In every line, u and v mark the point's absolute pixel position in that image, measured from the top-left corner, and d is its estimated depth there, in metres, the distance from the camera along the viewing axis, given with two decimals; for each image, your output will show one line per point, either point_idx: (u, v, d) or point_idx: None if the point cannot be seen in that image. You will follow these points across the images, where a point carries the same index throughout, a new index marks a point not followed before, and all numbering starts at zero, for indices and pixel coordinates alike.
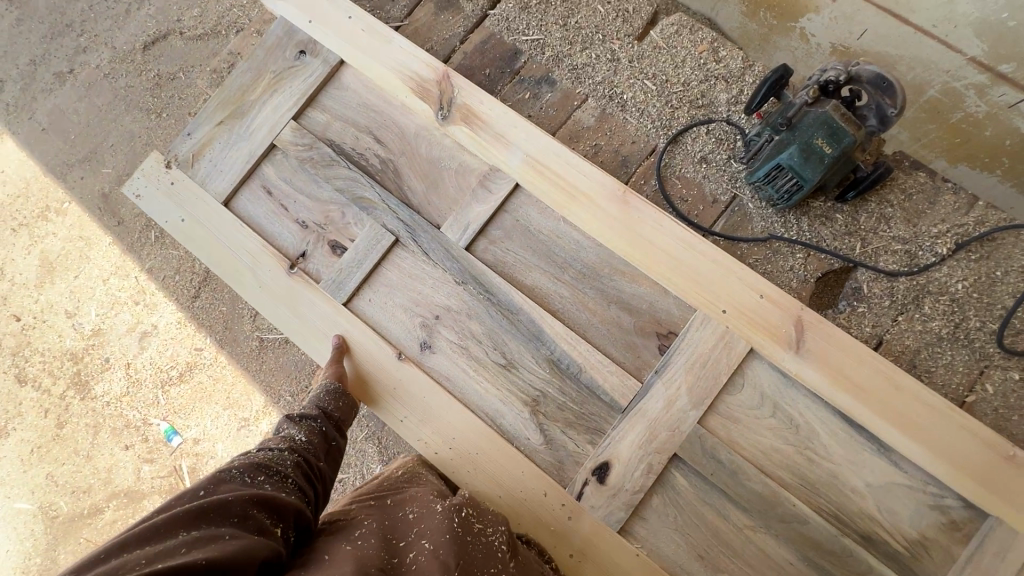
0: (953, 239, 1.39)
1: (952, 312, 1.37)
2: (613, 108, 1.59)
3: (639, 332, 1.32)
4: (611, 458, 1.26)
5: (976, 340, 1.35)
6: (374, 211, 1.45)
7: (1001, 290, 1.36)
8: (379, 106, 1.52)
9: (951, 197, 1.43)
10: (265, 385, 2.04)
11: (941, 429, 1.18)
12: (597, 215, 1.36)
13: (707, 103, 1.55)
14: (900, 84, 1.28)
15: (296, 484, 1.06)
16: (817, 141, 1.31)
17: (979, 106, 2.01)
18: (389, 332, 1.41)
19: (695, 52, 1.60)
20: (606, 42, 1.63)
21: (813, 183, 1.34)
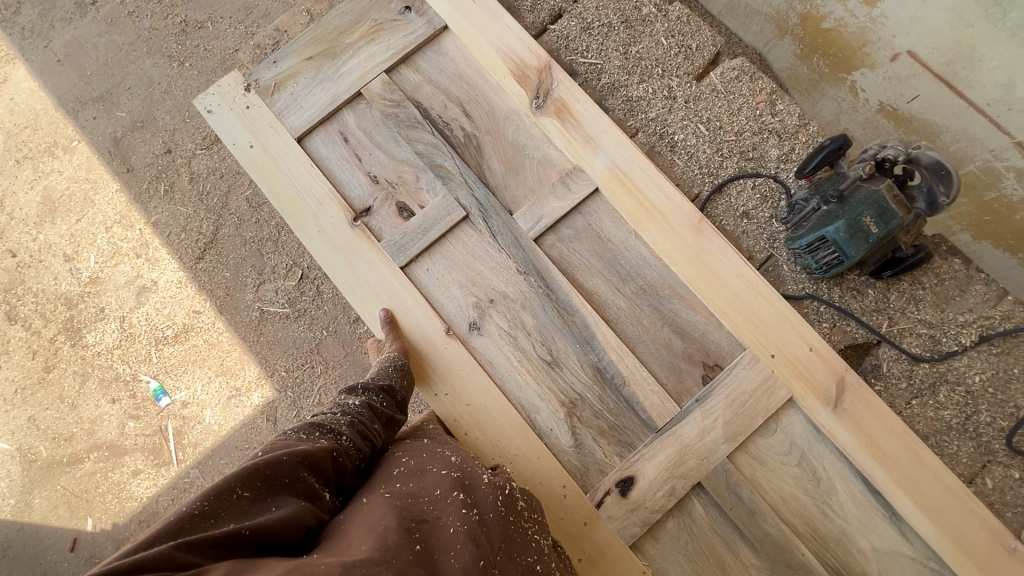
0: (978, 331, 1.40)
1: (965, 404, 1.38)
2: (662, 147, 1.54)
3: (686, 358, 1.34)
4: (637, 474, 1.28)
5: (984, 434, 1.37)
6: (450, 182, 1.44)
7: (1017, 388, 1.37)
8: (474, 81, 1.52)
9: (982, 288, 1.43)
10: (260, 357, 2.11)
11: (952, 509, 1.23)
12: (670, 237, 1.37)
13: (758, 156, 1.52)
14: (957, 174, 1.26)
15: (350, 445, 1.10)
16: (865, 219, 1.27)
17: (1016, 189, 2.11)
18: (441, 307, 1.40)
19: (752, 102, 1.56)
20: (664, 77, 1.58)
21: (854, 260, 1.31)
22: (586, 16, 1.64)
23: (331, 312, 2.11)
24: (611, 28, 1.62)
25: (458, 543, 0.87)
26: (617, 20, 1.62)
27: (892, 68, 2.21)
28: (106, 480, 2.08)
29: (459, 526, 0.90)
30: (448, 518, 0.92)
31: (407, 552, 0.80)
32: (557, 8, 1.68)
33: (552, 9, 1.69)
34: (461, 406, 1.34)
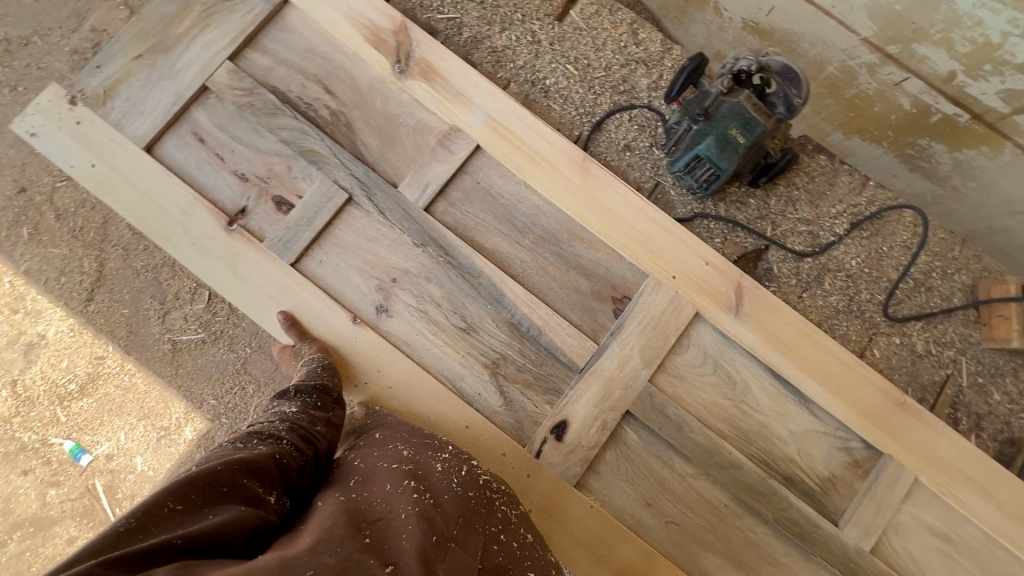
0: (849, 219, 1.51)
1: (848, 287, 1.48)
2: (536, 94, 1.52)
3: (595, 296, 1.37)
4: (568, 416, 1.31)
5: (867, 310, 1.48)
6: (324, 165, 1.35)
7: (887, 263, 1.50)
8: (329, 55, 1.42)
9: (847, 178, 1.54)
10: (185, 391, 1.95)
11: (850, 380, 1.34)
12: (558, 180, 1.37)
13: (629, 88, 1.53)
14: (805, 75, 1.32)
15: (291, 446, 1.04)
16: (732, 132, 1.31)
17: (870, 84, 2.01)
18: (342, 295, 1.34)
19: (615, 35, 1.56)
20: (526, 23, 1.55)
21: (728, 172, 1.35)
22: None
23: (251, 327, 1.97)
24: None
25: (410, 525, 0.84)
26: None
27: None
28: (39, 557, 1.90)
29: (409, 510, 0.87)
30: (398, 507, 0.89)
31: (352, 549, 0.78)
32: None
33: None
34: (384, 390, 1.31)
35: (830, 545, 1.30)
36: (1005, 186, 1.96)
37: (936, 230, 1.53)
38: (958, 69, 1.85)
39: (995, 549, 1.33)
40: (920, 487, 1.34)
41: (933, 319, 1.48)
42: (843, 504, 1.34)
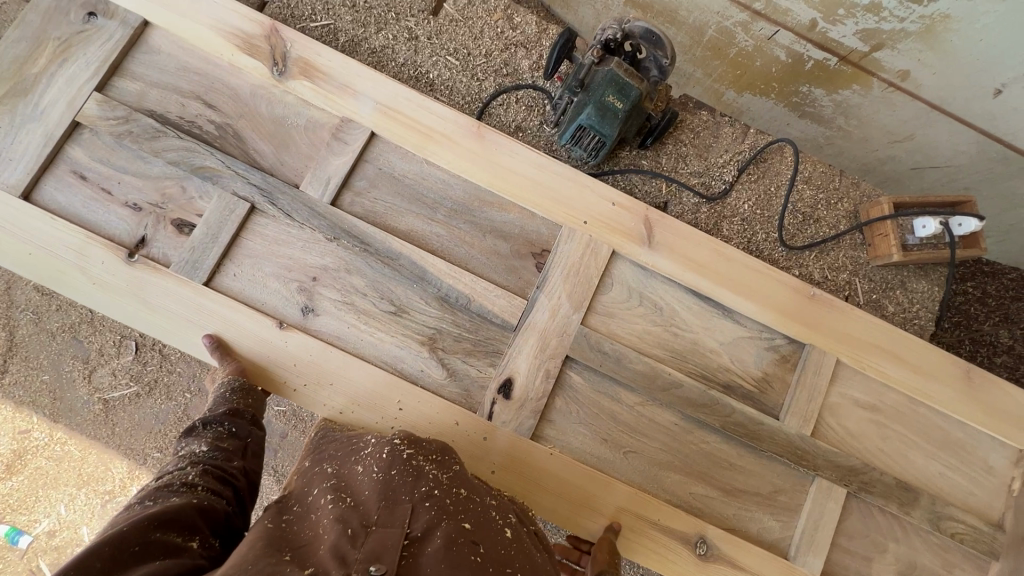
0: (736, 166, 1.57)
1: (744, 229, 1.55)
2: (423, 89, 1.49)
3: (516, 255, 1.41)
4: (512, 374, 1.35)
5: (765, 249, 1.55)
6: (219, 179, 1.32)
7: (776, 202, 1.57)
8: (204, 70, 1.39)
9: (729, 129, 1.60)
10: (123, 448, 1.88)
11: (762, 284, 1.44)
12: (458, 152, 1.41)
13: (512, 70, 1.52)
14: (667, 36, 1.38)
15: (207, 490, 1.02)
16: (608, 98, 1.35)
17: (748, 41, 2.12)
18: (264, 305, 1.32)
19: (491, 21, 1.54)
20: (401, 20, 1.51)
21: (613, 138, 1.39)
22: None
23: (187, 371, 1.90)
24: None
25: (324, 533, 0.81)
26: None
27: None
28: None
29: (328, 520, 0.84)
30: (320, 526, 0.84)
31: (263, 565, 0.73)
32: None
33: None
34: (326, 389, 1.30)
35: (776, 438, 1.39)
36: (883, 121, 2.17)
37: (816, 165, 1.62)
38: (818, 17, 1.93)
39: (916, 407, 1.47)
40: (843, 366, 1.45)
41: (825, 247, 1.56)
42: (780, 398, 1.43)
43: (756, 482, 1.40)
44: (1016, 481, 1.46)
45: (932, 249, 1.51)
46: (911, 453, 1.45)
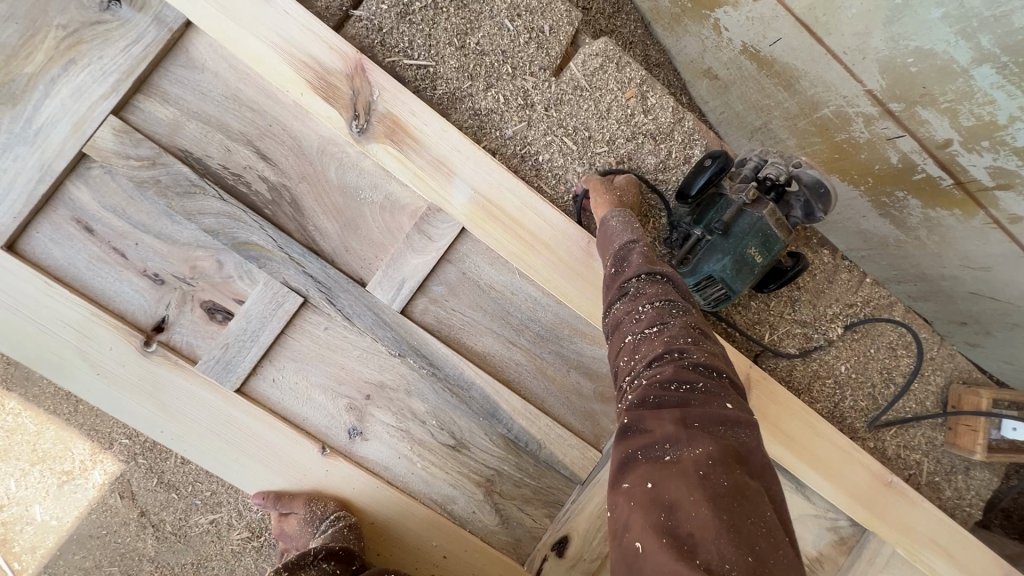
0: (843, 321, 1.42)
1: (835, 393, 1.42)
2: (526, 173, 1.22)
3: (598, 398, 1.23)
4: (570, 532, 1.22)
5: (849, 417, 1.43)
6: (267, 262, 1.05)
7: (872, 365, 1.44)
8: (260, 104, 1.07)
9: (846, 275, 1.43)
10: (89, 429, 1.57)
11: (844, 463, 1.35)
12: (558, 268, 1.17)
13: (634, 167, 1.26)
14: (836, 191, 1.16)
15: None
16: (750, 252, 1.13)
17: (863, 134, 1.70)
18: (305, 421, 1.10)
19: (621, 98, 1.26)
20: (517, 77, 1.20)
21: (740, 293, 1.18)
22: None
23: None
24: (438, 9, 1.15)
25: None
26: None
27: (754, 8, 1.72)
28: None
29: None
30: None
31: None
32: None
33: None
34: (365, 524, 1.13)
35: None
36: (965, 248, 1.71)
37: (921, 328, 1.49)
38: (955, 139, 1.55)
39: None
40: (894, 555, 1.40)
41: (906, 423, 1.46)
42: None
43: None
44: None
45: (1007, 447, 1.45)
46: None
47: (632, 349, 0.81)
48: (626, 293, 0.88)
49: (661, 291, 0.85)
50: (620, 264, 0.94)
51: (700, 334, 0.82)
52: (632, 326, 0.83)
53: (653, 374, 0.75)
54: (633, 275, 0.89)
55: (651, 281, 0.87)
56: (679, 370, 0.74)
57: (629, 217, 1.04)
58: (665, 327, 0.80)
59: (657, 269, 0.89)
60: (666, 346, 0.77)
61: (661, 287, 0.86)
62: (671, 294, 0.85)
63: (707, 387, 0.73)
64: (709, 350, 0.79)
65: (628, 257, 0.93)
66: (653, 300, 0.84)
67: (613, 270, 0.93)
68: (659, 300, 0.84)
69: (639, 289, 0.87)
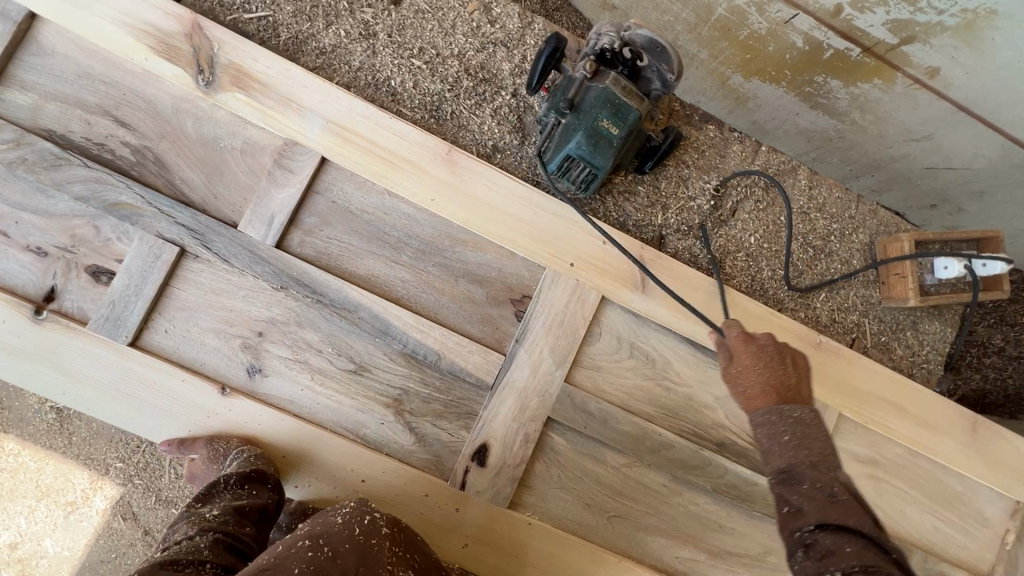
0: (745, 191, 1.40)
1: (749, 266, 1.38)
2: (383, 99, 1.25)
3: (493, 302, 1.24)
4: (487, 440, 1.21)
5: (770, 288, 1.39)
6: (139, 219, 1.11)
7: (785, 232, 1.41)
8: (111, 77, 1.14)
9: (739, 147, 1.41)
10: (85, 457, 1.53)
11: (763, 332, 1.32)
12: (424, 182, 1.21)
13: (490, 76, 1.29)
14: (674, 46, 1.16)
15: (216, 567, 0.87)
16: (602, 123, 1.15)
17: (762, 23, 1.68)
18: (202, 365, 1.14)
19: (464, 14, 1.30)
20: (355, 12, 1.25)
21: (606, 169, 1.19)
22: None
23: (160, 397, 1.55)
24: None
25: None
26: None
27: None
28: None
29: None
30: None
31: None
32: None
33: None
34: (278, 459, 1.15)
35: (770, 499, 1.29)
36: (900, 119, 1.78)
37: (832, 188, 1.45)
38: (844, 3, 1.52)
39: (916, 460, 1.39)
40: (844, 420, 1.36)
41: (834, 285, 1.41)
42: None
43: (745, 544, 1.31)
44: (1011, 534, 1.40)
45: (949, 291, 1.39)
46: (907, 508, 1.37)
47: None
48: (807, 547, 0.78)
49: (857, 558, 0.73)
50: (788, 506, 0.83)
51: None
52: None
53: None
54: (809, 524, 0.79)
55: (840, 538, 0.76)
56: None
57: (773, 422, 0.88)
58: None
59: (840, 521, 0.78)
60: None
61: (852, 547, 0.75)
62: (870, 561, 0.73)
63: None
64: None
65: (794, 495, 0.83)
66: (844, 566, 0.73)
67: (782, 508, 0.84)
68: (852, 568, 0.72)
69: (824, 547, 0.77)
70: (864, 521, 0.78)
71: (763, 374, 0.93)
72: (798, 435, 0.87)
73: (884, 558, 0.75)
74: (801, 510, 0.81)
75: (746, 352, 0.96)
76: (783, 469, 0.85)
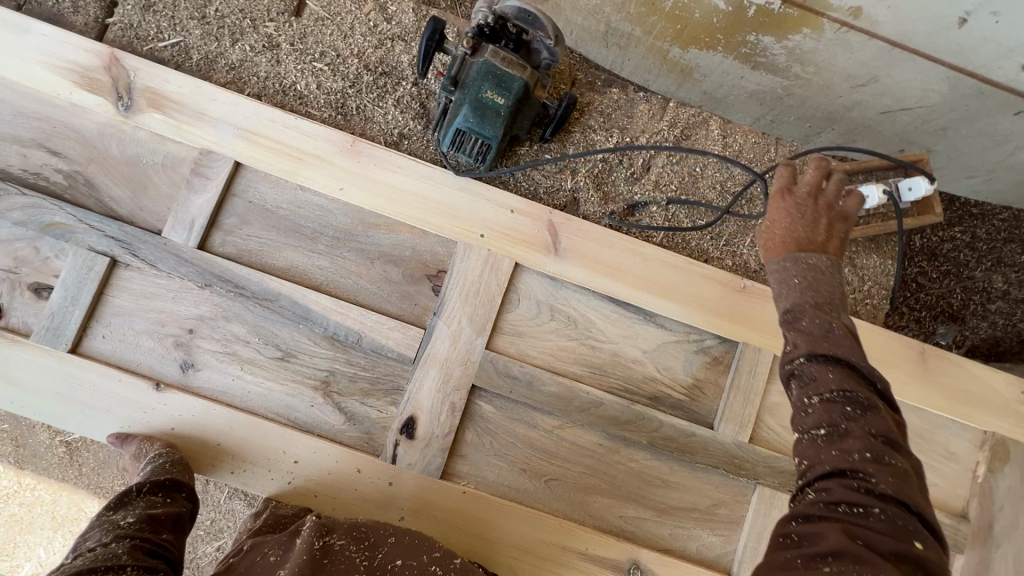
0: (656, 147, 1.41)
1: (669, 220, 1.39)
2: (291, 103, 1.34)
3: (409, 280, 1.29)
4: (414, 412, 1.24)
5: (692, 239, 1.39)
6: (72, 236, 1.21)
7: (702, 183, 1.41)
8: (42, 113, 1.26)
9: (645, 106, 1.43)
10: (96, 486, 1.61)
11: (685, 281, 1.32)
12: (332, 173, 1.27)
13: (390, 69, 1.36)
14: (545, 13, 1.19)
15: (139, 567, 0.92)
16: (485, 95, 1.20)
17: None
18: (140, 365, 1.22)
19: (361, 15, 1.38)
20: (258, 27, 1.35)
21: (498, 138, 1.24)
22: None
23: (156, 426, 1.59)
24: None
25: None
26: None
27: None
28: None
29: None
30: None
31: None
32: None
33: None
34: (213, 449, 1.20)
35: (709, 449, 1.28)
36: (841, 65, 1.64)
37: (747, 135, 1.45)
38: None
39: None
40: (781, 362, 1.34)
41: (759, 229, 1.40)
42: (713, 404, 1.32)
43: (693, 497, 1.30)
44: (981, 466, 1.36)
45: (880, 220, 1.38)
46: None
47: (800, 446, 0.82)
48: (795, 376, 0.85)
49: (840, 385, 0.80)
50: (786, 341, 0.89)
51: (884, 442, 0.77)
52: (802, 419, 0.82)
53: (821, 485, 0.76)
54: (801, 356, 0.85)
55: (825, 367, 0.82)
56: (848, 493, 0.74)
57: (791, 270, 0.94)
58: (837, 433, 0.78)
59: (827, 351, 0.84)
60: (836, 454, 0.77)
61: (834, 375, 0.82)
62: (850, 387, 0.80)
63: (885, 510, 0.72)
64: (891, 459, 0.76)
65: (792, 332, 0.88)
66: (824, 392, 0.81)
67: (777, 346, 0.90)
68: (831, 395, 0.80)
69: (812, 374, 0.83)
70: (853, 352, 0.84)
71: (789, 224, 0.99)
72: (809, 281, 0.92)
73: (861, 383, 0.82)
74: (793, 343, 0.87)
75: (801, 196, 1.02)
76: (787, 309, 0.91)
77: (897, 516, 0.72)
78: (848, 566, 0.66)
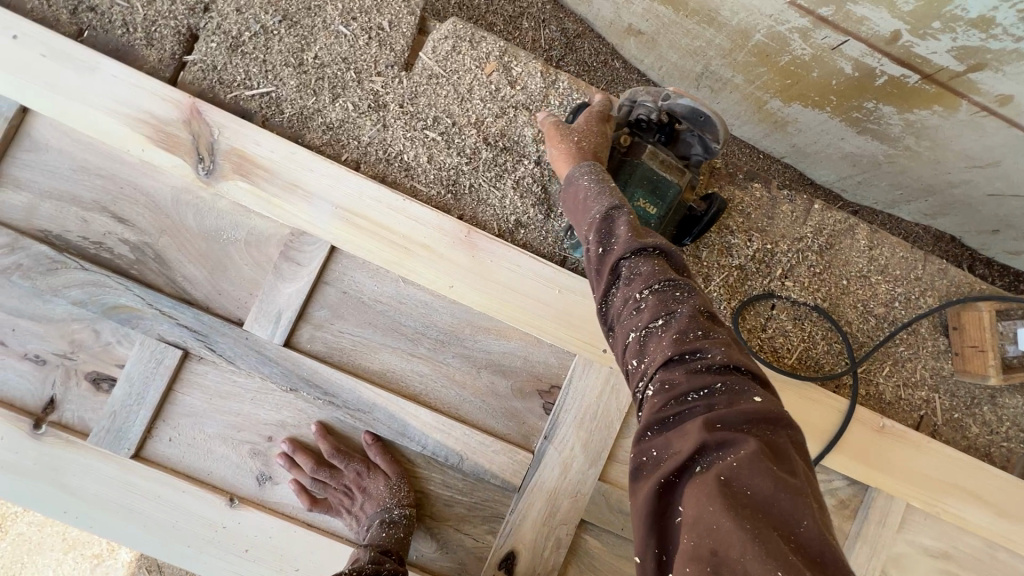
0: (798, 255, 1.25)
1: (805, 341, 1.24)
2: (395, 174, 1.15)
3: (518, 395, 1.15)
4: (515, 547, 1.10)
5: (827, 364, 1.24)
6: (140, 322, 1.04)
7: (845, 299, 1.26)
8: (108, 169, 1.07)
9: (788, 207, 1.27)
10: None
11: (820, 416, 1.19)
12: (439, 267, 1.10)
13: (511, 144, 1.18)
14: (718, 113, 1.03)
15: None
16: (638, 202, 1.03)
17: (804, 50, 1.38)
18: (211, 475, 1.07)
19: (481, 76, 1.19)
20: (363, 81, 1.15)
21: None
22: (228, 27, 1.13)
23: None
24: (269, 34, 1.13)
25: None
26: (272, 19, 1.13)
27: None
28: None
29: None
30: None
31: None
32: (184, 27, 1.13)
33: (174, 27, 1.12)
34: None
35: None
36: (961, 145, 1.42)
37: (897, 247, 1.29)
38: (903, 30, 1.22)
39: (996, 551, 1.25)
40: (911, 510, 1.22)
41: (898, 358, 1.27)
42: None
43: None
44: None
45: None
46: None
47: (634, 346, 0.74)
48: (620, 277, 0.79)
49: (660, 271, 0.76)
50: (606, 240, 0.82)
51: (708, 316, 0.74)
52: (633, 319, 0.75)
53: (667, 384, 0.68)
54: (624, 253, 0.79)
55: (642, 261, 0.77)
56: (694, 377, 0.67)
57: (598, 169, 0.94)
58: (672, 317, 0.72)
59: (650, 246, 0.79)
60: (675, 339, 0.70)
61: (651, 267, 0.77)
62: (670, 274, 0.76)
63: (729, 385, 0.66)
64: (718, 334, 0.72)
65: (617, 226, 0.82)
66: (650, 284, 0.75)
67: (598, 248, 0.82)
68: (660, 284, 0.75)
69: (634, 270, 0.77)
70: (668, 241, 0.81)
71: (596, 138, 1.02)
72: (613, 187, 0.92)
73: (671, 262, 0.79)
74: (613, 241, 0.81)
75: (589, 121, 1.05)
76: (610, 207, 0.86)
77: (737, 383, 0.66)
78: (715, 464, 0.57)
